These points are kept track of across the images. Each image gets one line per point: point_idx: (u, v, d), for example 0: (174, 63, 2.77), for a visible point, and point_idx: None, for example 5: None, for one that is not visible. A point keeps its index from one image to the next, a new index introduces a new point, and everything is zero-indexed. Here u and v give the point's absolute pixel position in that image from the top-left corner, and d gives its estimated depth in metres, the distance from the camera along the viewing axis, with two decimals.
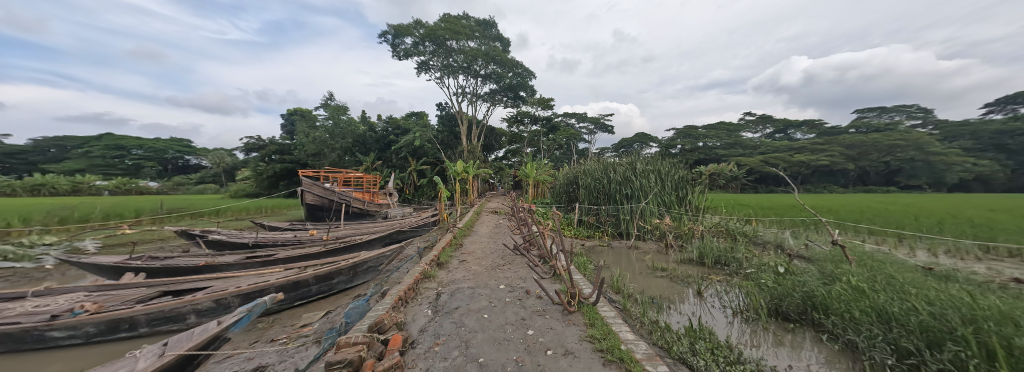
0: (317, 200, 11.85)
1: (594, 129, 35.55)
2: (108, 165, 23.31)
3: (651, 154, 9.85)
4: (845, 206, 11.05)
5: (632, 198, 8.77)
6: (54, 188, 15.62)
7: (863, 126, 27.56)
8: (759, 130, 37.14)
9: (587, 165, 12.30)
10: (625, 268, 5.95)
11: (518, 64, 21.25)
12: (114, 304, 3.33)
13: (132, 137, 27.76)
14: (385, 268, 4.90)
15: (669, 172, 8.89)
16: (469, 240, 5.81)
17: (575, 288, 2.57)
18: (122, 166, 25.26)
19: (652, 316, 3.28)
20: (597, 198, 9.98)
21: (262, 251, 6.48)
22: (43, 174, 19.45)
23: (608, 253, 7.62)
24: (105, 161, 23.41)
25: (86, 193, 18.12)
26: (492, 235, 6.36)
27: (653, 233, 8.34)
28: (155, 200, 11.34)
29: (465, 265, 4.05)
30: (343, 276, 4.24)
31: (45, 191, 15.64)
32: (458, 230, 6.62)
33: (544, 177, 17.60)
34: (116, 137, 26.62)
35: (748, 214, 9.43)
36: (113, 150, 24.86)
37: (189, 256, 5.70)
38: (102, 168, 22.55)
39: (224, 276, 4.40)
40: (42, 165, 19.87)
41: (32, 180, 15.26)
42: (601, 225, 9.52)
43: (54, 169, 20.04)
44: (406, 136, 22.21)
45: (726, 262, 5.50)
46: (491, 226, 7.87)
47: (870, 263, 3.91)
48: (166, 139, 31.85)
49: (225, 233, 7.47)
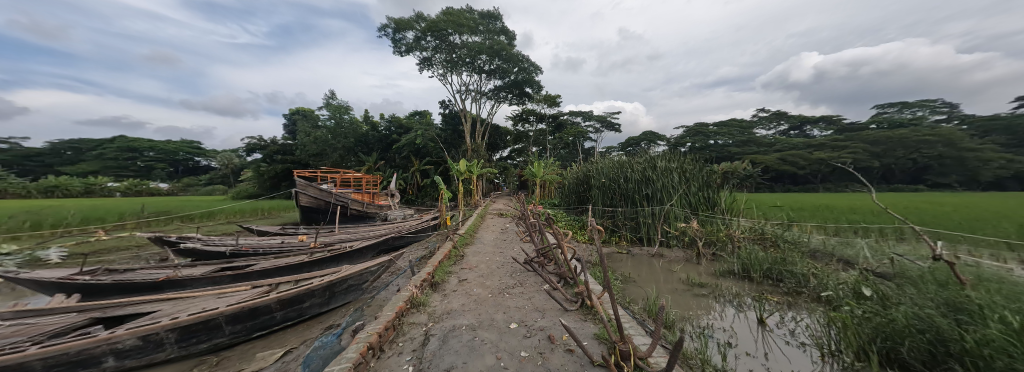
0: (311, 201, 11.28)
1: (600, 128, 34.61)
2: (119, 166, 23.51)
3: (672, 151, 8.94)
4: (889, 207, 9.91)
5: (653, 200, 7.90)
6: (65, 190, 15.65)
7: (886, 121, 26.12)
8: (773, 127, 35.75)
9: (598, 163, 11.45)
10: (656, 283, 5.12)
11: (524, 58, 20.39)
12: (9, 343, 2.53)
13: (144, 140, 27.95)
14: (370, 286, 4.11)
15: (695, 170, 7.97)
16: (472, 250, 4.99)
17: (627, 343, 1.74)
18: (134, 168, 25.39)
19: (720, 366, 2.45)
20: (613, 199, 9.16)
21: (241, 261, 5.74)
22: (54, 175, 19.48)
23: (631, 263, 6.77)
24: (117, 163, 23.58)
25: (94, 194, 18.06)
26: (497, 244, 5.56)
27: (681, 240, 7.35)
28: (145, 203, 10.79)
29: (465, 288, 3.23)
30: (317, 298, 3.46)
31: (56, 193, 15.74)
32: (459, 237, 5.81)
33: (551, 176, 16.75)
34: (127, 139, 26.83)
35: (785, 217, 8.35)
36: (123, 153, 24.97)
37: (151, 270, 4.96)
38: (115, 170, 22.82)
39: (176, 298, 3.64)
40: (58, 166, 19.88)
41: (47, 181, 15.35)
42: (619, 230, 8.68)
43: (69, 171, 20.32)
44: (408, 135, 21.55)
45: (779, 276, 4.63)
46: (497, 232, 7.06)
47: (998, 289, 2.98)
48: (177, 141, 31.96)
49: (204, 241, 6.79)
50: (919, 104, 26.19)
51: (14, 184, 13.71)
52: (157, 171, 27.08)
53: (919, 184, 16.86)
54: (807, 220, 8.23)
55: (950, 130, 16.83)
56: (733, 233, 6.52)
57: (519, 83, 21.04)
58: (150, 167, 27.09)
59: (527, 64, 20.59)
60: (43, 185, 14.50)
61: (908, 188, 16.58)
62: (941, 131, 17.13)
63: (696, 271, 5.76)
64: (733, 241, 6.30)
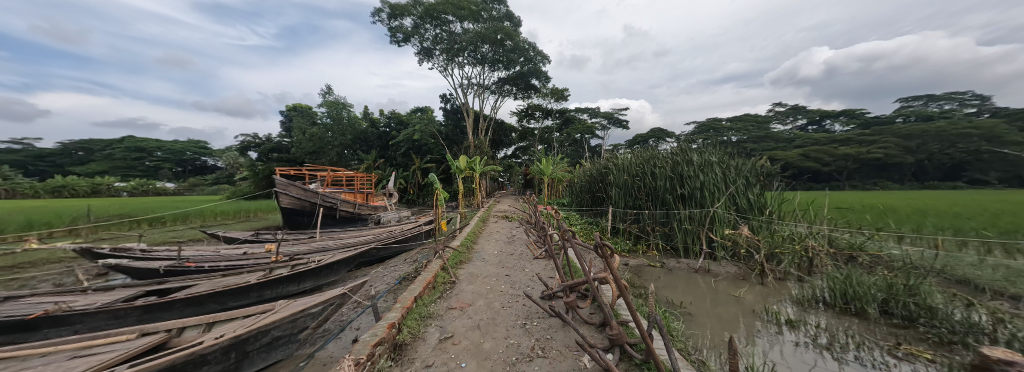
0: (293, 203, 10.11)
1: (607, 125, 33.11)
2: (128, 166, 23.05)
3: (706, 143, 7.58)
4: (962, 209, 8.31)
5: (691, 201, 6.54)
6: (73, 189, 15.18)
7: (915, 115, 24.17)
8: (790, 122, 33.79)
9: (615, 159, 10.16)
10: (723, 323, 3.81)
11: (529, 48, 18.99)
12: None
13: (151, 140, 27.33)
14: (311, 334, 2.79)
15: (739, 164, 6.60)
16: (468, 273, 3.69)
17: None
18: (144, 167, 24.70)
19: None
20: (638, 200, 7.89)
21: (176, 281, 4.50)
22: (60, 175, 19.07)
23: (671, 282, 5.43)
24: (126, 163, 23.11)
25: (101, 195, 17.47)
26: (501, 262, 4.21)
27: (730, 250, 5.88)
28: (113, 206, 9.70)
29: (448, 359, 1.91)
30: (213, 365, 2.15)
31: (67, 193, 15.24)
32: (454, 251, 4.51)
33: (561, 174, 15.45)
34: (137, 140, 26.30)
35: (853, 222, 6.84)
36: (133, 153, 24.49)
37: (40, 299, 3.71)
38: (124, 170, 22.35)
39: (7, 357, 2.37)
40: (67, 167, 19.58)
41: (52, 180, 14.91)
42: (646, 236, 7.33)
43: (79, 171, 19.89)
44: (407, 130, 20.38)
45: (909, 311, 3.24)
46: (501, 242, 5.73)
47: None
48: (184, 142, 31.07)
49: (142, 253, 5.53)
50: (951, 97, 24.13)
51: (20, 184, 13.17)
52: (166, 171, 26.14)
53: (956, 181, 14.96)
54: (877, 224, 6.74)
55: (992, 121, 13.54)
56: (803, 242, 5.12)
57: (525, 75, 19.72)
58: (158, 167, 26.20)
59: (532, 54, 19.24)
60: (49, 185, 14.13)
61: (945, 185, 14.79)
62: (981, 123, 13.80)
63: (769, 302, 4.39)
64: (812, 253, 4.94)
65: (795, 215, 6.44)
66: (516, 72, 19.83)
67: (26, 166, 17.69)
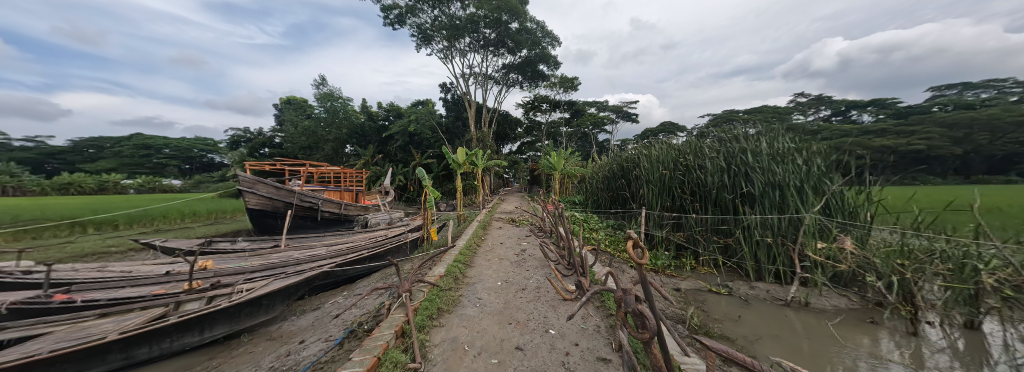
0: (261, 204, 8.62)
1: (615, 118, 31.09)
2: (137, 164, 21.88)
3: (766, 127, 5.79)
4: None
5: (763, 203, 4.85)
6: (82, 186, 14.30)
7: (956, 104, 21.78)
8: (813, 113, 31.27)
9: (639, 150, 8.40)
10: None
11: (537, 29, 17.15)
12: None
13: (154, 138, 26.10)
14: None
15: (822, 155, 4.84)
16: (449, 346, 2.02)
17: None
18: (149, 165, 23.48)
19: None
20: (681, 202, 6.19)
21: (14, 329, 2.92)
22: (70, 173, 18.04)
23: (753, 320, 3.76)
24: (134, 160, 21.98)
25: None
26: (506, 312, 2.58)
27: (829, 274, 4.17)
28: (56, 203, 8.46)
29: None
30: None
31: (74, 192, 14.26)
32: (433, 290, 2.87)
33: (572, 169, 13.79)
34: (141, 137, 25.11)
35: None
36: (142, 150, 23.53)
37: None
38: (132, 167, 21.22)
39: None
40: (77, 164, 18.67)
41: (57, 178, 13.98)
42: (695, 249, 5.67)
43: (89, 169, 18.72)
44: (402, 121, 18.90)
45: None
46: (507, 263, 4.09)
47: None
48: (194, 139, 29.83)
49: (12, 276, 3.94)
50: (993, 85, 21.43)
51: (27, 182, 12.24)
52: (172, 168, 24.20)
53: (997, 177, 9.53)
54: None
55: None
56: (989, 265, 3.07)
57: (532, 61, 17.95)
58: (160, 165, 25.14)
59: (540, 36, 17.40)
60: (56, 182, 13.11)
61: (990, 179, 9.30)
62: None
63: None
64: None
65: (891, 216, 4.57)
66: (522, 58, 18.06)
67: (36, 164, 16.99)
